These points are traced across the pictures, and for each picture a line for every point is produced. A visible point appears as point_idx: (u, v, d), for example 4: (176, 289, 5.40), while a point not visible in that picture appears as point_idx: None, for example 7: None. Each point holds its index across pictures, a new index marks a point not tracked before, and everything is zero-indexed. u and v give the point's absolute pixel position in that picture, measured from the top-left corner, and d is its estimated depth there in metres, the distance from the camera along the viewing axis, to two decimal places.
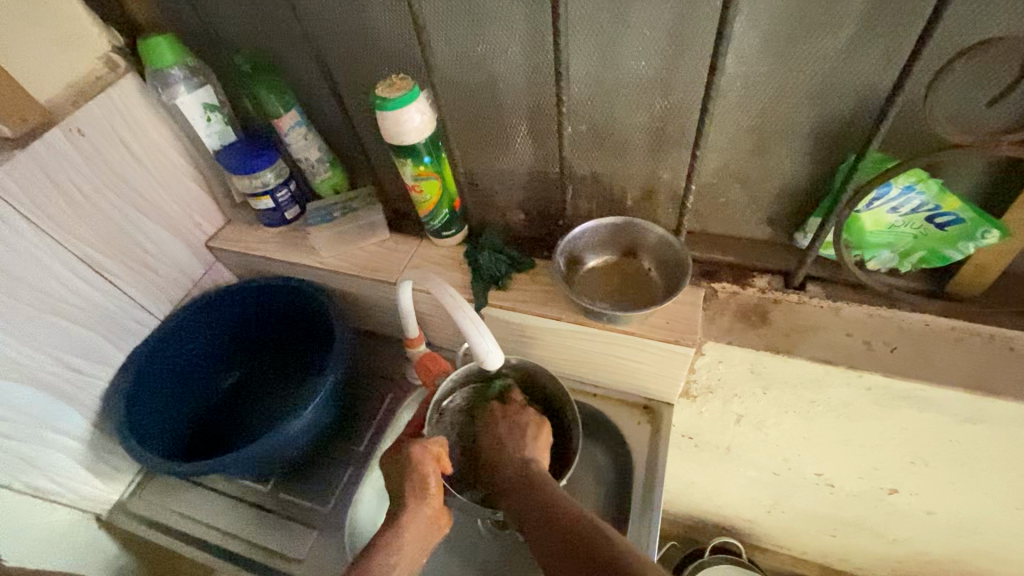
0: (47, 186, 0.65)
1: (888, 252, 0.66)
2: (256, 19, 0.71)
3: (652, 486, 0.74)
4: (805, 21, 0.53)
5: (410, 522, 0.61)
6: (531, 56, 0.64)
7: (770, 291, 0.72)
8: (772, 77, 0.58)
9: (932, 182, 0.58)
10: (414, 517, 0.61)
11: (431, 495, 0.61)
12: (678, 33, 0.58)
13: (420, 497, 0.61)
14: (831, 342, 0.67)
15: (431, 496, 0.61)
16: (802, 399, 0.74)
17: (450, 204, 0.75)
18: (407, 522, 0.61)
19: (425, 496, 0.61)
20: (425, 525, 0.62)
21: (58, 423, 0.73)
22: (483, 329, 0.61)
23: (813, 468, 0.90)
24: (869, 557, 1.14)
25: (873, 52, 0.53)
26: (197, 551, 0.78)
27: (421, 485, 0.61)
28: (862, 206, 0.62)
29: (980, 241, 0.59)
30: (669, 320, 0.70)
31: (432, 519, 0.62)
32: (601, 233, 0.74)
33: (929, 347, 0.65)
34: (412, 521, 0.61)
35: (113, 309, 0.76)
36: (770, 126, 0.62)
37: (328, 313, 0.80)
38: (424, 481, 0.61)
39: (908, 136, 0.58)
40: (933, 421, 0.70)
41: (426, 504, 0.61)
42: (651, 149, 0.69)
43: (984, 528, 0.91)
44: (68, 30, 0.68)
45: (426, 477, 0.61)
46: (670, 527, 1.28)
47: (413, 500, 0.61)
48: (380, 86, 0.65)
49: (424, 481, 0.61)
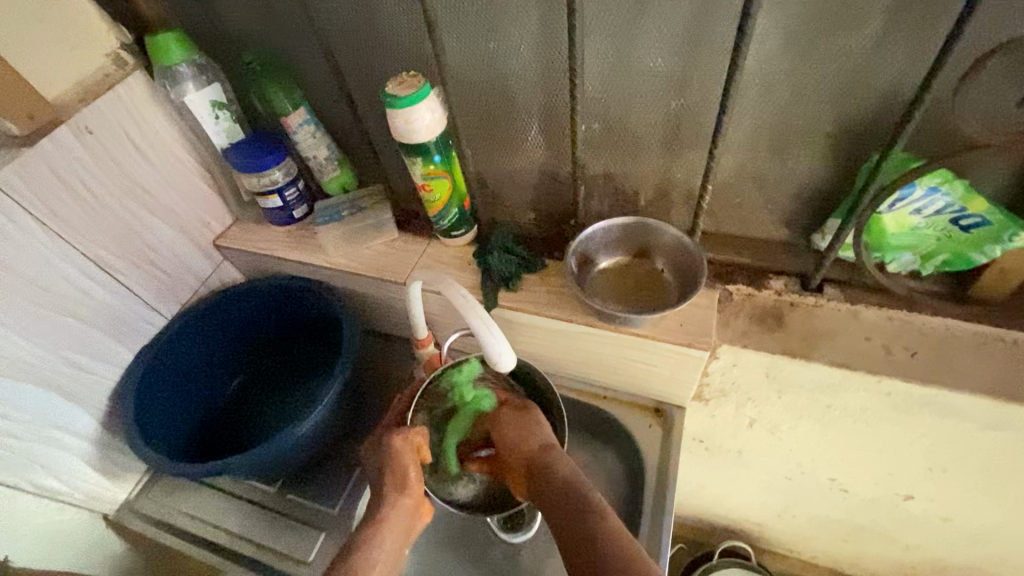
0: (55, 185, 0.64)
1: (909, 256, 0.64)
2: (267, 16, 0.70)
3: (665, 491, 0.73)
4: (829, 18, 0.51)
5: (391, 517, 0.62)
6: (544, 54, 0.63)
7: (786, 292, 0.70)
8: (793, 76, 0.56)
9: (958, 183, 0.57)
10: (397, 511, 0.62)
11: (411, 486, 0.62)
12: (697, 29, 0.56)
13: (401, 491, 0.62)
14: (851, 346, 0.65)
15: (411, 486, 0.62)
16: (819, 404, 0.73)
17: (459, 204, 0.74)
18: (390, 516, 0.62)
19: (405, 488, 0.62)
20: (406, 519, 0.62)
21: (64, 424, 0.72)
22: (494, 328, 0.60)
23: (827, 473, 0.88)
24: (882, 562, 1.13)
25: (899, 49, 0.52)
26: (202, 551, 0.77)
27: (402, 477, 0.62)
28: (884, 207, 0.60)
29: (1007, 244, 0.58)
30: (684, 323, 0.68)
31: (412, 509, 0.63)
32: (614, 233, 0.72)
33: (954, 351, 0.64)
34: (395, 516, 0.62)
35: (120, 307, 0.75)
36: (790, 125, 0.60)
37: (338, 313, 0.79)
38: (404, 474, 0.62)
39: (934, 134, 0.56)
40: (955, 428, 0.68)
41: (406, 496, 0.62)
42: (666, 149, 0.68)
43: (1001, 535, 0.89)
44: (75, 26, 0.67)
45: (405, 469, 0.62)
46: (678, 529, 1.27)
47: (393, 492, 0.62)
48: (390, 83, 0.63)
49: (404, 472, 0.62)
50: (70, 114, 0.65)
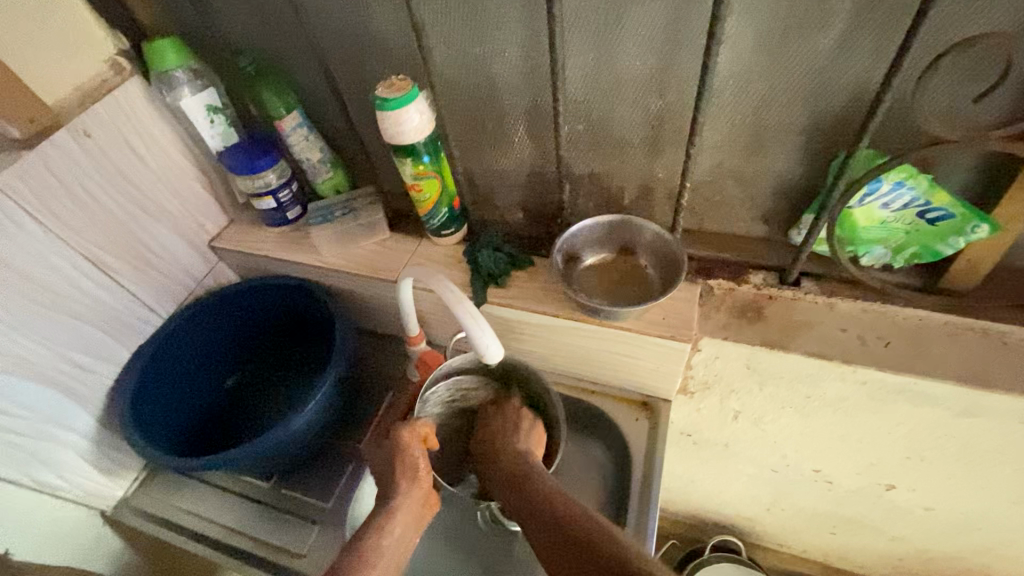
0: (54, 186, 0.66)
1: (881, 249, 0.67)
2: (260, 21, 0.72)
3: (651, 480, 0.75)
4: (796, 22, 0.54)
5: (402, 506, 0.63)
6: (529, 57, 0.65)
7: (765, 286, 0.72)
8: (764, 77, 0.59)
9: (922, 177, 0.59)
10: (408, 500, 0.64)
11: (422, 476, 0.65)
12: (673, 31, 0.59)
13: (413, 479, 0.64)
14: (827, 337, 0.68)
15: (421, 476, 0.64)
16: (799, 395, 0.75)
17: (449, 203, 0.77)
18: (400, 505, 0.63)
19: (416, 478, 0.64)
20: (416, 508, 0.64)
21: (62, 420, 0.74)
22: (483, 322, 0.62)
23: (811, 465, 0.90)
24: (869, 555, 1.15)
25: (862, 51, 0.54)
26: (199, 545, 0.79)
27: (412, 468, 0.65)
28: (854, 202, 0.63)
29: (970, 236, 0.60)
30: (666, 316, 0.70)
31: (422, 499, 0.65)
32: (598, 230, 0.75)
33: (925, 341, 0.66)
34: (406, 505, 0.63)
35: (117, 306, 0.77)
36: (764, 124, 0.63)
37: (330, 311, 0.81)
38: (413, 462, 0.64)
39: (899, 132, 0.59)
40: (930, 415, 0.70)
41: (417, 486, 0.64)
42: (648, 148, 0.70)
43: (981, 523, 0.91)
44: (74, 34, 0.69)
45: (415, 458, 0.65)
46: (670, 526, 1.29)
47: (404, 482, 0.64)
48: (381, 86, 0.66)
49: (415, 462, 0.65)
50: (70, 118, 0.67)
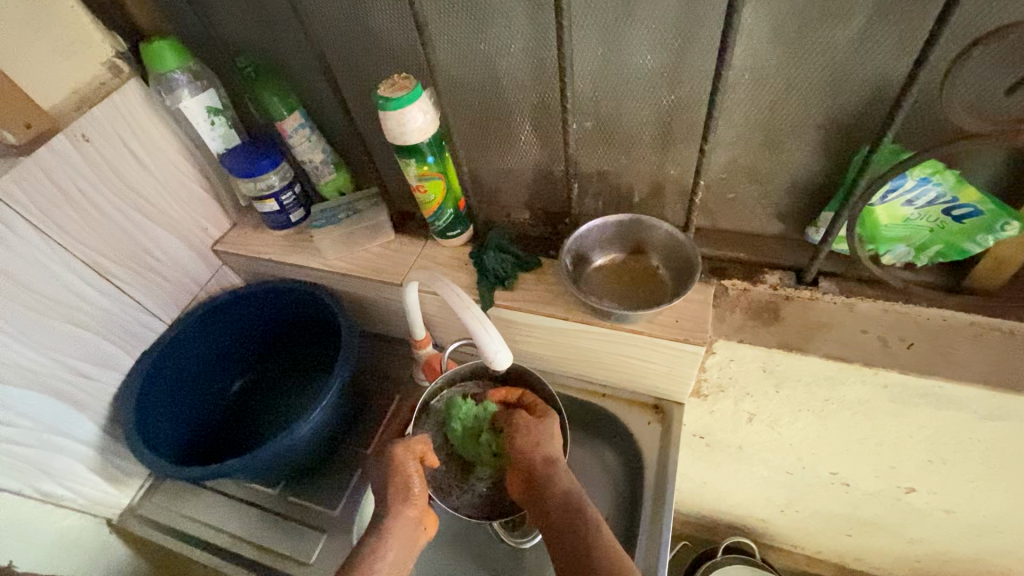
0: (53, 193, 0.65)
1: (904, 246, 0.64)
2: (261, 21, 0.71)
3: (664, 487, 0.73)
4: (815, 13, 0.52)
5: (393, 530, 0.61)
6: (536, 53, 0.63)
7: (782, 287, 0.70)
8: (781, 70, 0.57)
9: (949, 172, 0.57)
10: (400, 522, 0.62)
11: (415, 497, 0.63)
12: (686, 24, 0.56)
13: (406, 500, 0.62)
14: (847, 339, 0.65)
15: (414, 496, 0.63)
16: (817, 398, 0.73)
17: (455, 205, 0.75)
18: (393, 527, 0.61)
19: (409, 497, 0.63)
20: (410, 532, 0.62)
21: (64, 429, 0.72)
22: (490, 326, 0.60)
23: (828, 468, 0.88)
24: (886, 556, 1.12)
25: (885, 42, 0.52)
26: (205, 553, 0.78)
27: (404, 487, 0.63)
28: (877, 199, 0.61)
29: (999, 234, 0.58)
30: (680, 318, 0.68)
31: (417, 520, 0.63)
32: (608, 230, 0.72)
33: (949, 342, 0.64)
34: (398, 527, 0.61)
35: (119, 312, 0.76)
36: (781, 119, 0.61)
37: (336, 315, 0.79)
38: (407, 483, 0.63)
39: (922, 124, 0.56)
40: (954, 419, 0.68)
41: (411, 506, 0.62)
42: (659, 144, 0.68)
43: (1004, 526, 0.89)
44: (72, 37, 0.67)
45: (410, 477, 0.63)
46: (682, 527, 1.27)
47: (397, 502, 0.62)
48: (382, 86, 0.64)
49: (407, 482, 0.63)
50: (68, 122, 0.66)
